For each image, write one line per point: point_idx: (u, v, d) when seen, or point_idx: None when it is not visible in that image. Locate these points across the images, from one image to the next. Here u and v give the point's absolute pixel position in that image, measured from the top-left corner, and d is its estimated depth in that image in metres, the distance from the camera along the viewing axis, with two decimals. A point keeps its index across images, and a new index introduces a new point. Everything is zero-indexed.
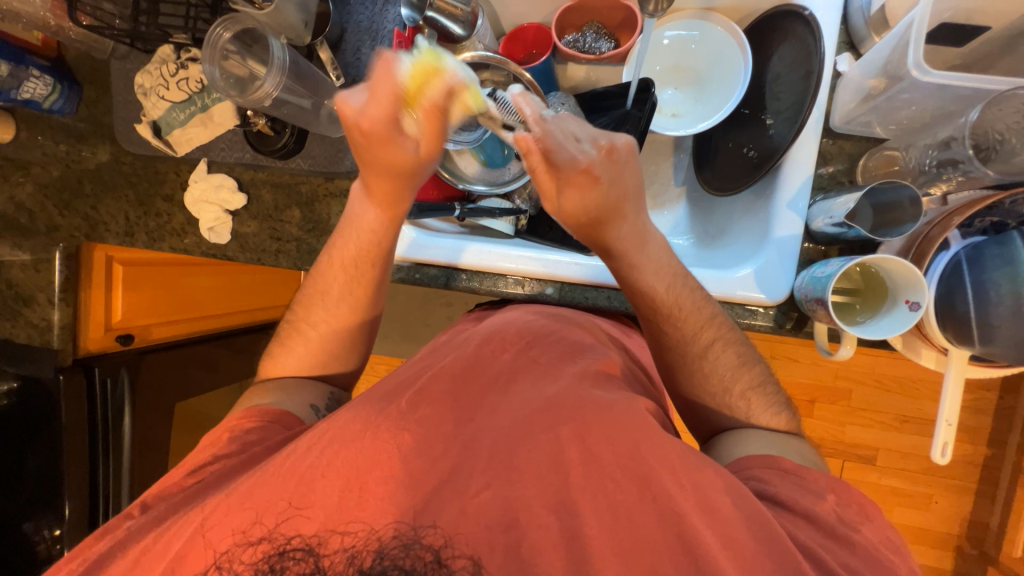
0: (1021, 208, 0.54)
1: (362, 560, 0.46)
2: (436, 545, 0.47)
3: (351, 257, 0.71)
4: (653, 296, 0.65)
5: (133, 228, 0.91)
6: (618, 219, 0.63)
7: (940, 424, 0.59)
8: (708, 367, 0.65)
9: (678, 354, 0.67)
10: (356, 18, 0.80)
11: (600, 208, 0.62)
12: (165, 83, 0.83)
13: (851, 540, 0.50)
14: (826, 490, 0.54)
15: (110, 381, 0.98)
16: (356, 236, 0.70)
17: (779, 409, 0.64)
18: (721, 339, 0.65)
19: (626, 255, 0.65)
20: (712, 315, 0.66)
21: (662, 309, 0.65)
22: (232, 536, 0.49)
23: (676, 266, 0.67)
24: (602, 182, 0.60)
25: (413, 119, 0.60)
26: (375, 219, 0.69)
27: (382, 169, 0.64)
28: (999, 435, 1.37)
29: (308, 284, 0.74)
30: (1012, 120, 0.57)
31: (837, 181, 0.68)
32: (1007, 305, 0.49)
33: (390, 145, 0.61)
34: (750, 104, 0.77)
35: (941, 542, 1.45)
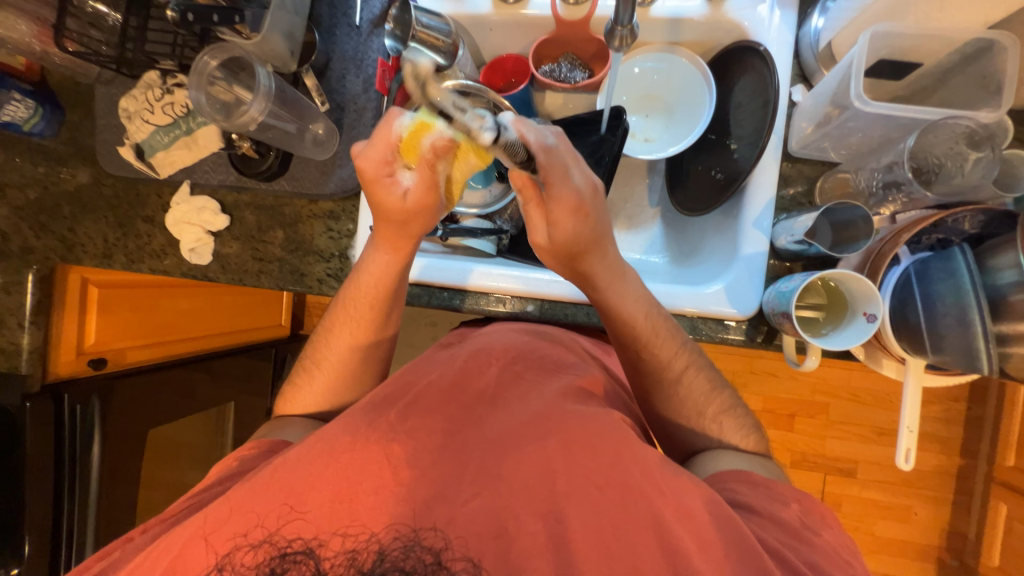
0: (962, 226, 0.58)
1: (362, 562, 0.48)
2: (436, 547, 0.49)
3: (366, 311, 0.71)
4: (622, 322, 0.67)
5: (112, 249, 0.90)
6: (597, 253, 0.64)
7: (903, 431, 0.61)
8: (678, 392, 0.67)
9: (651, 377, 0.68)
10: (341, 48, 0.83)
11: (574, 248, 0.63)
12: (150, 107, 0.84)
13: (816, 538, 0.52)
14: (792, 498, 0.56)
15: (79, 407, 0.94)
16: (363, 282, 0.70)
17: (745, 426, 0.67)
18: (690, 366, 0.68)
19: (604, 282, 0.66)
20: (685, 342, 0.69)
21: (636, 335, 0.67)
22: (233, 539, 0.50)
23: (652, 300, 0.69)
24: (582, 225, 0.61)
25: (410, 172, 0.59)
26: (380, 261, 0.69)
27: (380, 214, 0.63)
28: (970, 445, 1.42)
29: (319, 329, 0.75)
30: (948, 146, 0.62)
31: (798, 202, 0.73)
32: (952, 315, 0.52)
33: (388, 191, 0.60)
34: (716, 130, 0.82)
35: (922, 553, 1.47)
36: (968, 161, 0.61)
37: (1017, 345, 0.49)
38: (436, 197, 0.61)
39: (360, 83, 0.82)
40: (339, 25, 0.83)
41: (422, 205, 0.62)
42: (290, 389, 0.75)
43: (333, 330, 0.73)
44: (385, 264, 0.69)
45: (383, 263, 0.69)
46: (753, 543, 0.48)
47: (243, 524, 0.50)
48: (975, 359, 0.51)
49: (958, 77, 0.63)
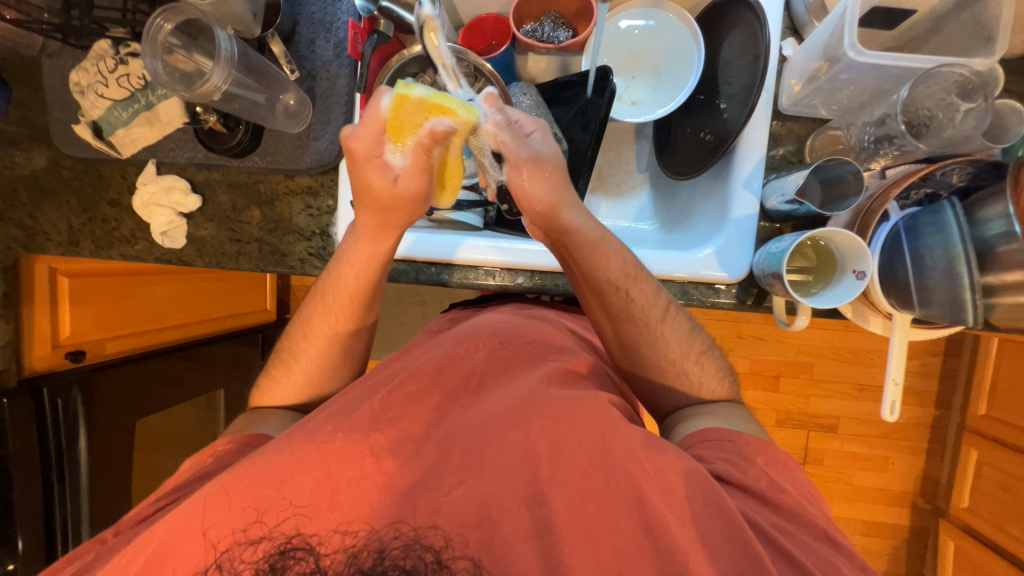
0: (951, 179, 0.58)
1: (362, 559, 0.49)
2: (437, 545, 0.50)
3: (344, 305, 0.69)
4: (595, 279, 0.66)
5: (78, 236, 0.85)
6: (572, 208, 0.64)
7: (888, 384, 0.63)
8: (651, 348, 0.67)
9: (625, 334, 0.68)
10: (308, 9, 0.77)
11: (534, 208, 0.64)
12: (104, 79, 0.78)
13: (787, 494, 0.56)
14: (756, 452, 0.58)
15: (61, 401, 0.93)
16: (345, 267, 0.68)
17: (720, 374, 0.69)
18: (664, 322, 0.67)
19: (579, 236, 0.64)
20: (660, 299, 0.68)
21: (609, 291, 0.66)
22: (233, 535, 0.51)
23: (626, 257, 0.67)
24: (540, 189, 0.62)
25: (398, 153, 0.59)
26: (365, 251, 0.67)
27: (373, 202, 0.62)
28: (945, 396, 1.48)
29: (298, 318, 0.72)
30: (939, 98, 0.60)
31: (788, 161, 0.71)
32: (941, 270, 0.52)
33: (373, 174, 0.59)
34: (705, 89, 0.79)
35: (900, 500, 1.56)
36: (958, 113, 0.60)
37: (1001, 296, 0.50)
38: (425, 180, 0.61)
39: (331, 49, 0.77)
40: None
41: (414, 192, 0.61)
42: (262, 395, 0.72)
43: (310, 320, 0.70)
44: (377, 254, 0.67)
45: (376, 252, 0.67)
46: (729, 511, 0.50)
47: (234, 516, 0.51)
48: (961, 311, 0.52)
49: (952, 23, 0.61)
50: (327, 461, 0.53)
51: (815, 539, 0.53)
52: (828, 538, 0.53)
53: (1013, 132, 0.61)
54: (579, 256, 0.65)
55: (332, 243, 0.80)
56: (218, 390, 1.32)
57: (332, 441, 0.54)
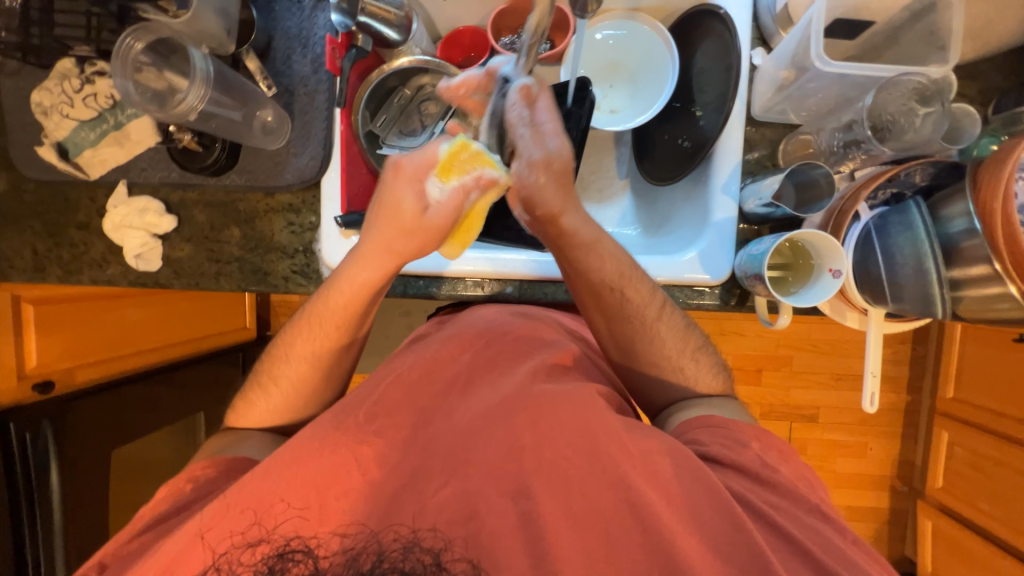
0: (914, 178, 0.61)
1: (362, 562, 0.48)
2: (436, 548, 0.50)
3: (330, 330, 0.66)
4: (590, 279, 0.66)
5: (44, 262, 0.82)
6: (572, 213, 0.63)
7: (867, 376, 0.65)
8: (645, 347, 0.69)
9: (620, 334, 0.69)
10: (283, 24, 0.76)
11: (536, 212, 0.63)
12: (69, 100, 0.75)
13: (773, 480, 0.58)
14: (752, 437, 0.61)
15: (30, 435, 0.89)
16: (334, 290, 0.64)
17: (713, 369, 0.70)
18: (659, 320, 0.68)
19: (573, 239, 0.64)
20: (655, 298, 0.69)
21: (604, 291, 0.67)
22: (230, 538, 0.48)
23: (621, 257, 0.67)
24: (542, 190, 0.61)
25: (439, 191, 0.57)
26: (359, 274, 0.63)
27: (390, 228, 0.59)
28: (915, 381, 1.55)
29: (278, 343, 0.70)
30: (900, 103, 0.64)
31: (762, 165, 0.74)
32: (911, 266, 0.55)
33: (406, 196, 0.57)
34: (680, 97, 0.82)
35: (879, 483, 1.62)
36: (918, 117, 0.64)
37: (968, 288, 0.53)
38: (451, 224, 0.58)
39: (309, 64, 0.76)
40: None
41: (439, 227, 0.58)
42: (245, 411, 0.69)
43: (292, 345, 0.67)
44: (371, 282, 0.63)
45: (368, 279, 0.63)
46: (717, 498, 0.51)
47: (219, 535, 0.48)
48: (930, 305, 0.55)
49: (908, 34, 0.65)
50: (316, 474, 0.51)
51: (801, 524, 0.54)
52: (811, 522, 0.55)
53: (969, 132, 0.65)
54: (575, 255, 0.65)
55: (315, 260, 0.79)
56: (197, 414, 1.28)
57: (322, 454, 0.52)
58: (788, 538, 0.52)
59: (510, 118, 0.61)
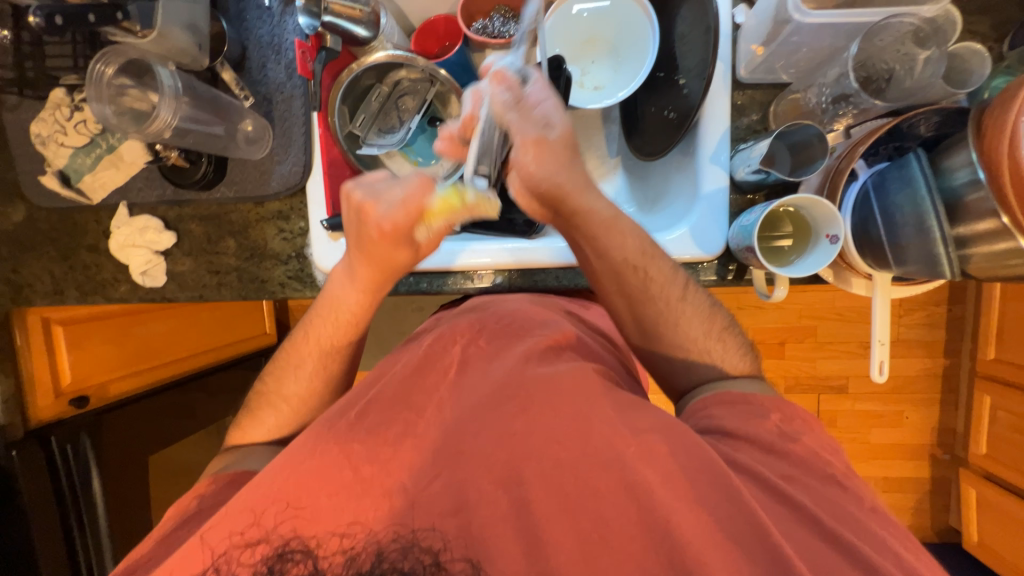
0: (918, 130, 0.57)
1: (362, 561, 0.49)
2: (435, 548, 0.50)
3: (333, 344, 0.68)
4: (611, 259, 0.64)
5: (62, 285, 0.86)
6: (582, 192, 0.61)
7: (875, 344, 0.62)
8: (670, 330, 0.65)
9: (645, 318, 0.66)
10: (255, 33, 0.76)
11: (544, 191, 0.60)
12: (62, 128, 0.78)
13: (777, 459, 0.55)
14: (772, 410, 0.58)
15: (70, 446, 0.96)
16: (335, 309, 0.67)
17: (742, 351, 0.66)
18: (684, 301, 0.65)
19: (589, 220, 0.62)
20: (677, 278, 0.66)
21: (626, 272, 0.64)
22: (231, 537, 0.50)
23: (641, 235, 0.65)
24: (552, 168, 0.59)
25: (426, 231, 0.59)
26: (357, 294, 0.66)
27: (377, 264, 0.61)
28: (953, 344, 1.46)
29: (284, 353, 0.71)
30: (895, 49, 0.60)
31: (754, 130, 0.70)
32: (912, 225, 0.52)
33: (397, 250, 0.60)
34: (663, 66, 0.77)
35: (918, 453, 1.54)
36: (918, 62, 0.60)
37: (976, 246, 0.50)
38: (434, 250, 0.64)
39: (282, 70, 0.77)
40: (248, 9, 0.76)
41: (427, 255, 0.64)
42: (245, 416, 0.69)
43: (303, 363, 0.69)
44: (358, 302, 0.66)
45: (362, 300, 0.66)
46: (713, 478, 0.50)
47: (224, 538, 0.50)
48: (936, 265, 0.51)
49: None
50: (313, 476, 0.52)
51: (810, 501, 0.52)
52: (821, 498, 0.53)
53: (977, 74, 0.59)
54: (594, 240, 0.64)
55: (308, 264, 0.80)
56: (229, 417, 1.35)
57: (317, 455, 0.53)
58: (792, 516, 0.50)
59: (496, 103, 0.59)
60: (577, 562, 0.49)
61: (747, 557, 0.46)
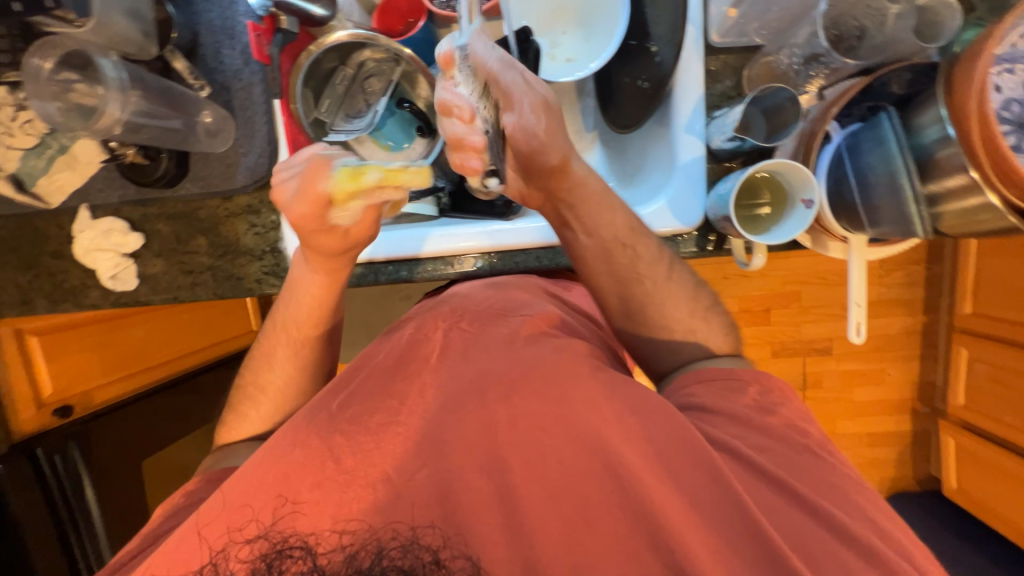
0: (890, 88, 0.57)
1: (361, 560, 0.47)
2: (435, 545, 0.49)
3: (304, 334, 0.68)
4: (600, 239, 0.65)
5: (29, 294, 0.83)
6: (575, 167, 0.62)
7: (852, 306, 0.62)
8: (656, 311, 0.66)
9: (631, 301, 0.66)
10: (205, 17, 0.73)
11: (502, 180, 0.55)
12: (7, 129, 0.74)
13: (758, 426, 0.56)
14: (751, 381, 0.60)
15: (59, 459, 0.95)
16: (297, 296, 0.66)
17: (724, 330, 0.67)
18: (670, 281, 0.66)
19: (581, 193, 0.63)
20: (662, 258, 0.66)
21: (614, 251, 0.65)
22: (226, 538, 0.49)
23: (628, 212, 0.66)
24: (524, 152, 0.54)
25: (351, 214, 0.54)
26: (317, 279, 0.64)
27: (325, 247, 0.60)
28: (932, 301, 1.49)
29: (259, 347, 0.71)
30: (865, 5, 0.60)
31: (728, 96, 0.69)
32: (885, 186, 0.52)
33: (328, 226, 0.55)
34: (635, 34, 0.73)
35: (899, 407, 1.59)
36: (888, 17, 0.59)
37: (947, 203, 0.50)
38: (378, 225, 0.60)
39: (238, 56, 0.73)
40: None
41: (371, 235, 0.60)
42: (234, 413, 0.69)
43: (274, 353, 0.68)
44: (326, 287, 0.65)
45: (325, 284, 0.65)
46: (695, 447, 0.51)
47: (209, 539, 0.49)
48: (910, 225, 0.52)
49: None
50: (296, 473, 0.51)
51: (791, 463, 0.53)
52: (804, 461, 0.54)
53: (948, 26, 0.58)
54: (585, 215, 0.64)
55: (283, 259, 0.78)
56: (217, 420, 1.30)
57: (300, 452, 0.51)
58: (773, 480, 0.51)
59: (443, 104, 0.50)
60: (568, 541, 0.49)
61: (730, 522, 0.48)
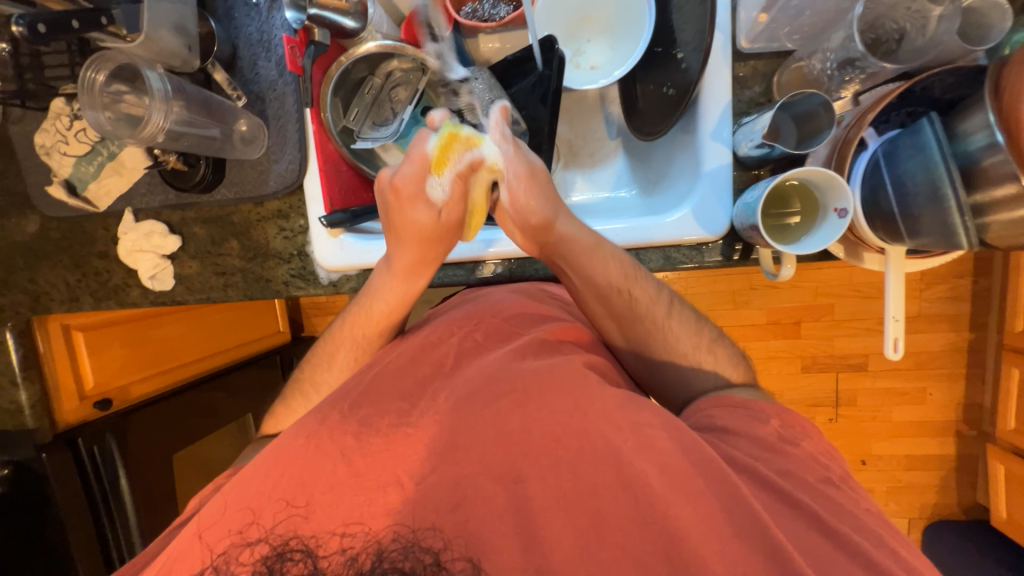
0: (932, 92, 0.55)
1: (362, 563, 0.46)
2: (435, 547, 0.48)
3: (372, 339, 0.69)
4: (597, 285, 0.64)
5: (77, 292, 0.88)
6: (559, 223, 0.63)
7: (888, 321, 0.59)
8: (659, 347, 0.65)
9: (634, 336, 0.66)
10: (245, 31, 0.76)
11: (529, 220, 0.62)
12: (63, 138, 0.79)
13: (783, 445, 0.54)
14: (772, 415, 0.58)
15: (97, 448, 0.99)
16: (374, 303, 0.67)
17: (734, 361, 0.66)
18: (670, 319, 0.66)
19: (571, 247, 0.63)
20: (662, 298, 0.66)
21: (613, 296, 0.64)
22: (230, 538, 0.50)
23: (623, 259, 0.66)
24: (529, 204, 0.62)
25: (440, 184, 0.61)
26: (397, 286, 0.66)
27: (408, 238, 0.62)
28: (980, 317, 1.40)
29: (320, 349, 0.72)
30: (906, 7, 0.58)
31: (757, 103, 0.68)
32: (924, 195, 0.50)
33: (417, 209, 0.60)
34: (661, 41, 0.75)
35: (943, 430, 1.50)
36: (932, 20, 0.57)
37: (994, 214, 0.47)
38: (461, 211, 0.63)
39: (274, 67, 0.77)
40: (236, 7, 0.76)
41: (452, 222, 0.63)
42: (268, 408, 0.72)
43: (335, 356, 0.70)
44: (410, 289, 0.67)
45: (404, 289, 0.67)
46: (716, 466, 0.49)
47: (224, 532, 0.50)
48: (951, 237, 0.49)
49: None
50: (310, 471, 0.52)
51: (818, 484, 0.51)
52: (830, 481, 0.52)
53: (997, 29, 0.55)
54: (578, 267, 0.64)
55: (311, 262, 0.81)
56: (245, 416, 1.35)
57: (318, 452, 0.52)
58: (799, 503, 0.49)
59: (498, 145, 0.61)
60: (580, 557, 0.48)
61: (753, 545, 0.46)
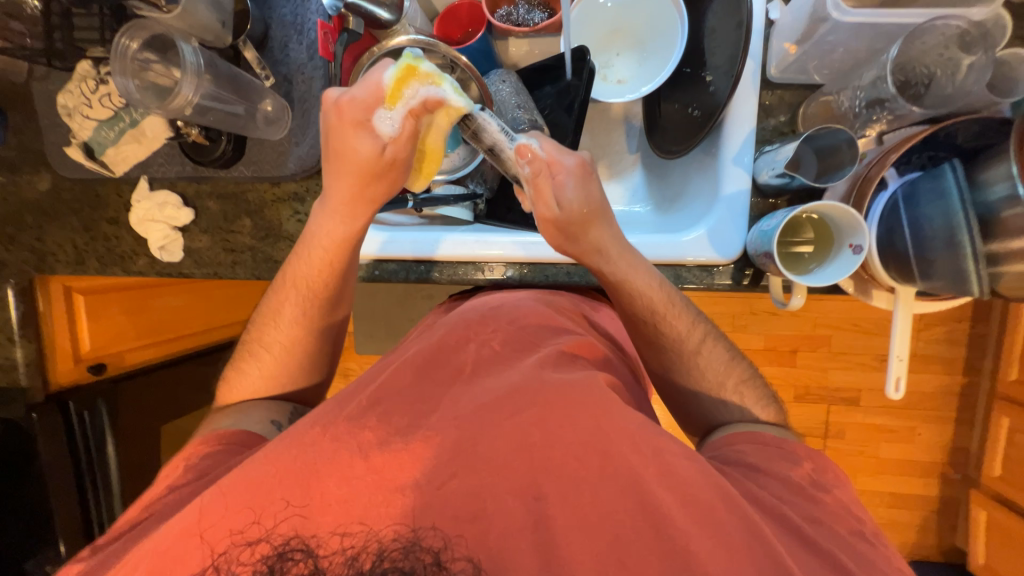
0: (956, 139, 0.56)
1: (362, 561, 0.47)
2: (435, 548, 0.48)
3: (316, 289, 0.70)
4: (632, 311, 0.68)
5: (83, 255, 0.87)
6: (597, 255, 0.66)
7: (893, 359, 0.60)
8: (686, 374, 0.67)
9: (662, 360, 0.69)
10: (279, 12, 0.77)
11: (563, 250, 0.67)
12: (87, 100, 0.80)
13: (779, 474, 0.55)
14: (804, 458, 0.58)
15: (87, 414, 0.98)
16: (312, 245, 0.69)
17: (762, 401, 0.66)
18: (702, 351, 0.67)
19: (607, 278, 0.67)
20: (698, 329, 0.68)
21: (643, 324, 0.68)
22: (230, 536, 0.49)
23: (669, 288, 0.67)
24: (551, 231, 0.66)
25: (389, 119, 0.60)
26: (332, 224, 0.67)
27: (351, 165, 0.62)
28: (975, 362, 1.41)
29: (268, 306, 0.72)
30: (937, 53, 0.58)
31: (780, 132, 0.68)
32: (940, 239, 0.50)
33: (359, 138, 0.60)
34: (690, 62, 0.75)
35: (928, 471, 1.50)
36: (961, 67, 0.58)
37: (1007, 265, 0.48)
38: (410, 151, 0.63)
39: (304, 50, 0.77)
40: None
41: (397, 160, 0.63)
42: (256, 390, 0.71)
43: (281, 310, 0.70)
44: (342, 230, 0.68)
45: (336, 229, 0.68)
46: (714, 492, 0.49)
47: (220, 526, 0.49)
48: (963, 282, 0.50)
49: None
50: (309, 462, 0.51)
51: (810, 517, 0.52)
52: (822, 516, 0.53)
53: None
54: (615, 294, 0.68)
55: None
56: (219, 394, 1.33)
57: (318, 442, 0.52)
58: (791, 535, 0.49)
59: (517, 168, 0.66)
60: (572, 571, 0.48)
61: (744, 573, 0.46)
